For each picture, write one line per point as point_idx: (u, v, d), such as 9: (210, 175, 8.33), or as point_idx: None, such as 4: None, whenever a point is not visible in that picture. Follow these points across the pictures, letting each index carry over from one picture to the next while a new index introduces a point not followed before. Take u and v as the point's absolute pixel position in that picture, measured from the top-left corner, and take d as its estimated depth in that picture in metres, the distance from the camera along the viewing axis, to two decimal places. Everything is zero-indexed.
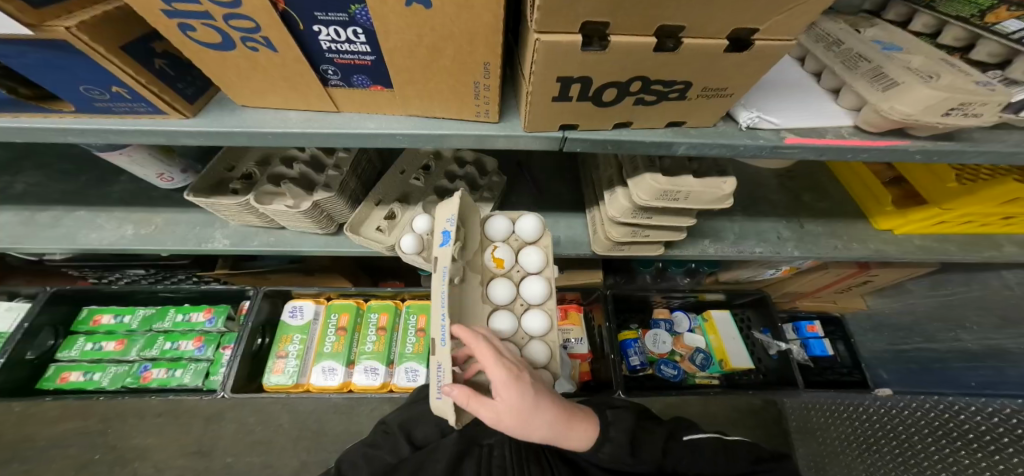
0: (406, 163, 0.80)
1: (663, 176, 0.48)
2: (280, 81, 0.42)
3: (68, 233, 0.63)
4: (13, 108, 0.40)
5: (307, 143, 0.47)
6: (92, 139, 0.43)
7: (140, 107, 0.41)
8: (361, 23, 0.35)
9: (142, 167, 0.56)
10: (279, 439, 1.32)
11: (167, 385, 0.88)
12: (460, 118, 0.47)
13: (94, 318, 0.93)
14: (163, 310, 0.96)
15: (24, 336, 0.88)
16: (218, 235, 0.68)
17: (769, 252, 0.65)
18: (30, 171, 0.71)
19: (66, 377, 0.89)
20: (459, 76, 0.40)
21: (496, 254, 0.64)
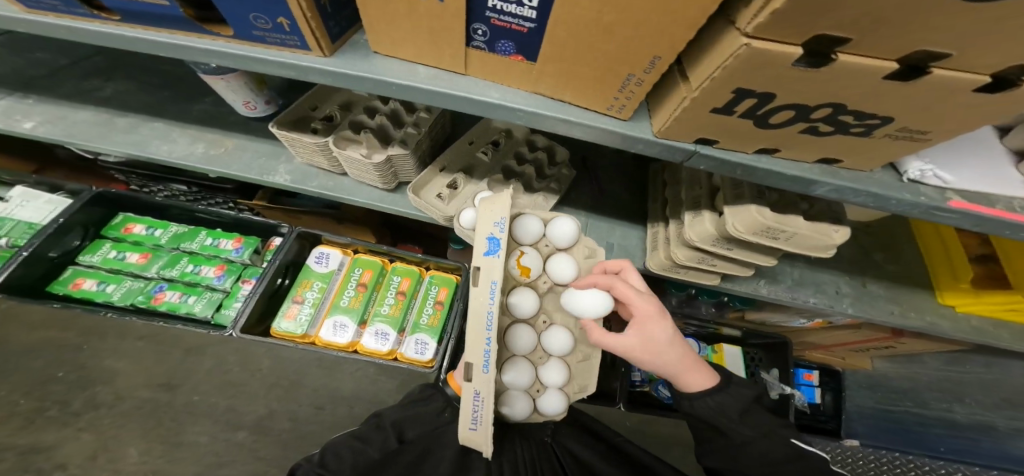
0: (476, 134, 0.78)
1: (768, 210, 0.48)
2: (426, 33, 0.38)
3: (142, 141, 0.66)
4: (184, 27, 0.39)
5: (424, 101, 0.43)
6: (228, 65, 0.41)
7: (290, 41, 0.39)
8: None
9: (229, 93, 0.60)
10: (254, 385, 1.29)
11: (177, 309, 0.90)
12: (584, 105, 0.40)
13: (127, 226, 0.96)
14: (195, 230, 0.98)
15: (54, 233, 0.90)
16: (281, 170, 0.67)
17: (823, 303, 0.73)
18: (120, 80, 0.74)
19: (78, 283, 0.90)
20: (613, 65, 0.33)
21: (523, 262, 0.63)
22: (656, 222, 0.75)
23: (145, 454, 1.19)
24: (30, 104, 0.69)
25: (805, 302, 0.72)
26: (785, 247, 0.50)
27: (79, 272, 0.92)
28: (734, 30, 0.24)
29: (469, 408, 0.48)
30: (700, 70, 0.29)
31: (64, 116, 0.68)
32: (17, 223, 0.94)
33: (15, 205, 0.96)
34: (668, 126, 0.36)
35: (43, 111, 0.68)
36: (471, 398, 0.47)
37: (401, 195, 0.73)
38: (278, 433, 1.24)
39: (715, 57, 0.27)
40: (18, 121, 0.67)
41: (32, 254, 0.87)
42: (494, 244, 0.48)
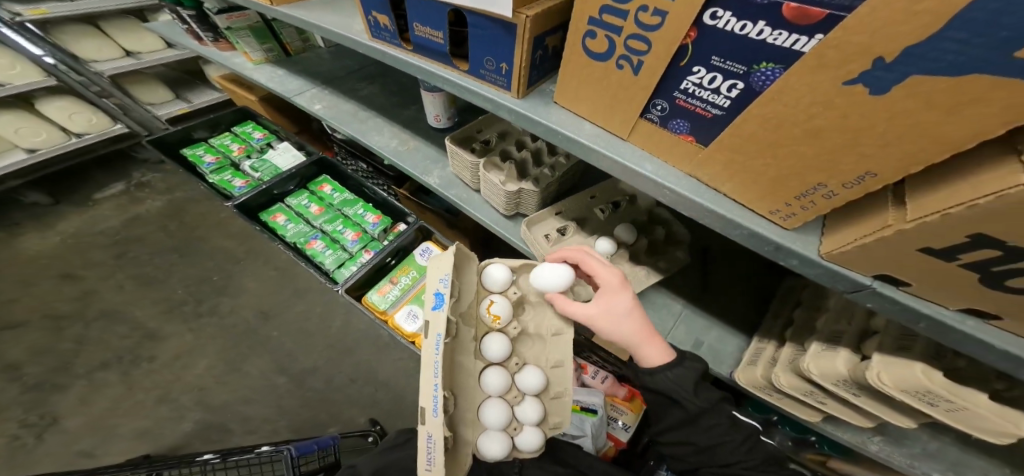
0: (599, 191, 0.87)
1: (939, 376, 0.42)
2: (607, 98, 0.42)
3: (366, 130, 1.04)
4: (438, 58, 0.55)
5: (581, 153, 0.46)
6: (450, 89, 0.56)
7: (499, 82, 0.50)
8: (749, 82, 0.30)
9: (429, 106, 0.95)
10: (320, 338, 1.39)
11: (317, 256, 1.20)
12: (746, 206, 0.40)
13: (322, 186, 1.38)
14: (356, 201, 1.34)
15: (284, 178, 1.33)
16: (435, 174, 0.92)
17: None
18: (374, 86, 1.20)
19: (277, 217, 1.29)
20: (804, 170, 0.32)
21: (493, 310, 0.70)
22: (765, 340, 0.70)
23: (207, 369, 1.31)
24: (325, 93, 1.17)
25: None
26: (941, 417, 0.43)
27: (281, 209, 1.31)
28: (1013, 166, 0.23)
29: (425, 454, 0.53)
30: (929, 201, 0.28)
31: (337, 103, 1.14)
32: (271, 165, 1.41)
33: (278, 153, 1.45)
34: (842, 251, 0.35)
35: (329, 100, 1.15)
36: (423, 440, 0.53)
37: (513, 223, 0.85)
38: (306, 390, 1.29)
39: (969, 188, 0.25)
40: (314, 103, 1.13)
41: (265, 188, 1.29)
42: (440, 300, 0.57)
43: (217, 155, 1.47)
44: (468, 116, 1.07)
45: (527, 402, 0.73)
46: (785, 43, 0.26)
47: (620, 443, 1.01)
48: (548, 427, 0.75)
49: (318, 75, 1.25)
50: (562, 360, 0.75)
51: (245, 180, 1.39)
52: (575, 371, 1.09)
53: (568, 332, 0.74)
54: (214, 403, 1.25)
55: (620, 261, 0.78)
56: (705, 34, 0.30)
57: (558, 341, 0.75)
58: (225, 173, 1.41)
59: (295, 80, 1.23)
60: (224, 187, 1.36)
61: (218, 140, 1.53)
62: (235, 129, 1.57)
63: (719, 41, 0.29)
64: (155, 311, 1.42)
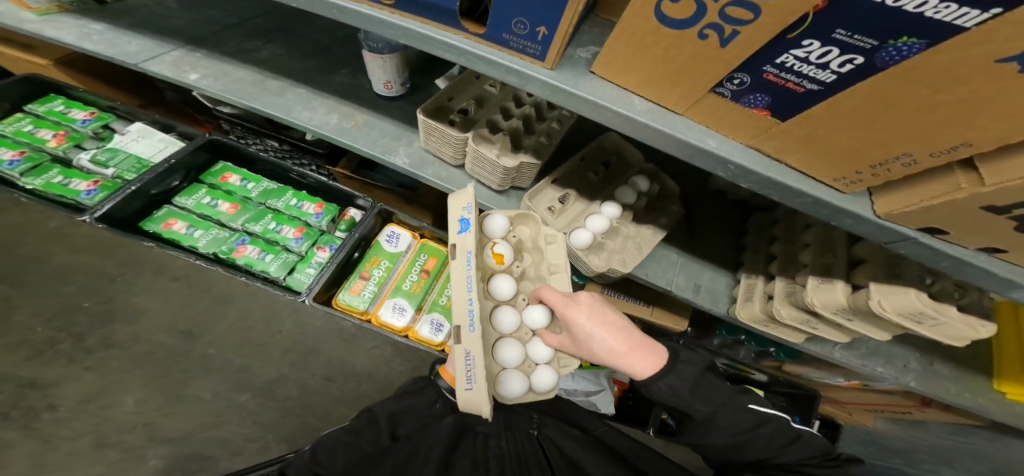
0: (590, 152, 0.83)
1: (927, 296, 0.50)
2: (670, 70, 0.39)
3: (287, 105, 0.84)
4: (437, 19, 0.44)
5: (636, 133, 0.45)
6: (459, 60, 0.47)
7: (532, 50, 0.43)
8: (871, 58, 0.28)
9: (376, 72, 0.80)
10: (272, 347, 1.20)
11: (254, 265, 1.02)
12: (806, 172, 0.42)
13: (225, 175, 1.14)
14: (283, 190, 1.14)
15: (160, 173, 1.07)
16: (401, 153, 0.79)
17: (888, 373, 0.79)
18: (273, 45, 0.96)
19: (169, 224, 1.04)
20: (893, 141, 0.32)
21: (495, 251, 0.69)
22: (753, 274, 0.76)
23: (142, 404, 1.12)
24: (199, 58, 0.90)
25: (873, 370, 0.79)
26: (925, 331, 0.53)
27: (172, 214, 1.06)
28: None
29: (462, 368, 0.50)
30: (1005, 169, 0.29)
31: (224, 72, 0.88)
32: (129, 156, 1.09)
33: (132, 139, 1.13)
34: (898, 212, 0.38)
35: (209, 66, 0.89)
36: (461, 357, 0.50)
37: (507, 199, 0.79)
38: (282, 399, 1.17)
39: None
40: (185, 71, 0.86)
41: (137, 189, 1.02)
42: (465, 224, 0.54)
43: (22, 148, 1.07)
44: (418, 78, 0.92)
45: (536, 340, 0.70)
46: (946, 16, 0.21)
47: (622, 384, 1.18)
48: (559, 366, 0.72)
49: (180, 33, 0.94)
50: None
51: (93, 179, 1.05)
52: None
53: (566, 270, 0.71)
54: (174, 435, 1.10)
55: (625, 224, 0.78)
56: (834, 6, 0.25)
57: (559, 279, 0.71)
58: (50, 173, 1.04)
59: (138, 40, 0.90)
60: (61, 193, 1.00)
61: (10, 126, 1.11)
62: (35, 109, 1.16)
63: (851, 16, 0.25)
64: (12, 359, 1.13)
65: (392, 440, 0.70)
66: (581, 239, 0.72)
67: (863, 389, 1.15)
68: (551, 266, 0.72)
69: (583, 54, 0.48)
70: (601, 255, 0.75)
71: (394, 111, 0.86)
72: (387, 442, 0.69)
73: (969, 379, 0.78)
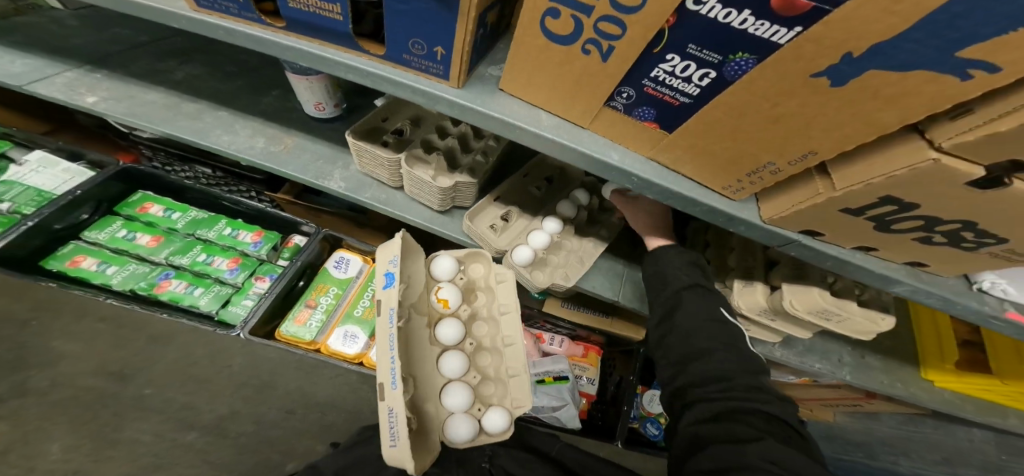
0: (533, 170, 0.83)
1: (829, 295, 0.53)
2: (568, 86, 0.43)
3: (206, 129, 0.81)
4: (341, 42, 0.46)
5: (548, 148, 0.48)
6: (366, 80, 0.48)
7: (435, 69, 0.45)
8: (721, 72, 0.31)
9: (305, 92, 0.77)
10: (221, 382, 1.09)
11: (180, 299, 0.97)
12: (701, 183, 0.44)
13: (144, 206, 1.08)
14: (214, 219, 1.09)
15: (64, 206, 1.00)
16: (336, 177, 0.78)
17: (825, 369, 0.84)
18: (188, 64, 0.93)
19: (77, 261, 0.98)
20: (758, 151, 0.35)
21: (439, 296, 0.69)
22: None
23: (70, 450, 1.01)
24: (99, 78, 0.86)
25: (811, 366, 0.84)
26: (833, 326, 0.56)
27: (81, 249, 1.00)
28: (923, 141, 0.27)
29: (386, 425, 0.48)
30: (851, 171, 0.32)
31: (129, 93, 0.85)
32: (26, 188, 1.02)
33: (31, 171, 1.05)
34: (777, 217, 0.40)
35: (110, 87, 0.85)
36: (385, 415, 0.48)
37: (451, 219, 0.78)
38: (236, 437, 1.08)
39: (881, 165, 0.29)
40: (80, 94, 0.82)
41: (36, 225, 0.95)
42: (390, 279, 0.54)
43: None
44: (353, 100, 0.91)
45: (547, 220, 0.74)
46: (765, 33, 0.25)
47: (590, 397, 1.20)
48: (512, 408, 0.68)
49: (79, 53, 0.90)
50: (513, 338, 0.70)
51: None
52: (534, 343, 1.19)
53: (515, 309, 0.70)
54: None
55: (568, 237, 0.79)
56: (686, 21, 0.29)
57: (508, 318, 0.71)
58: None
59: (24, 59, 0.85)
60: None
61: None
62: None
63: (698, 33, 0.29)
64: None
65: None
66: (521, 256, 0.73)
67: (814, 385, 1.21)
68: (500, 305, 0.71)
69: (495, 72, 0.51)
70: (544, 271, 0.75)
71: (331, 133, 0.85)
72: None
73: (898, 369, 0.83)
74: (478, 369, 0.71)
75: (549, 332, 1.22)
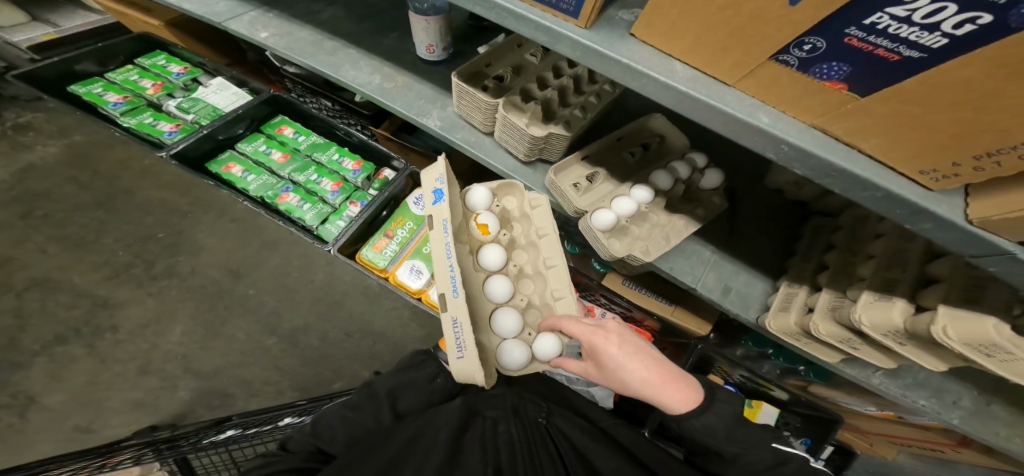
0: (628, 132, 0.76)
1: (1009, 330, 0.41)
2: (725, 32, 0.35)
3: (336, 64, 0.83)
4: None
5: (676, 104, 0.41)
6: (492, 13, 0.46)
7: (566, 5, 0.41)
8: (997, 19, 0.20)
9: (420, 35, 0.77)
10: (304, 296, 1.19)
11: (293, 212, 1.06)
12: (881, 160, 0.36)
13: (281, 127, 1.19)
14: (328, 145, 1.18)
15: (228, 120, 1.13)
16: (434, 116, 0.76)
17: (930, 408, 0.71)
18: (335, 7, 0.94)
19: (229, 167, 1.11)
20: (1004, 130, 0.25)
21: (479, 221, 0.68)
22: (796, 284, 0.68)
23: (186, 336, 1.13)
24: (272, 18, 0.90)
25: (913, 402, 0.71)
26: (993, 366, 0.45)
27: (233, 157, 1.13)
28: None
29: (451, 336, 0.48)
30: None
31: (291, 31, 0.88)
32: (207, 104, 1.18)
33: (212, 91, 1.20)
34: (1001, 217, 0.29)
35: (279, 25, 0.89)
36: (450, 325, 0.49)
37: (533, 171, 0.74)
38: (303, 349, 1.14)
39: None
40: (257, 30, 0.87)
41: (207, 133, 1.09)
42: (439, 194, 0.54)
43: (126, 94, 1.19)
44: (466, 46, 0.88)
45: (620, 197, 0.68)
46: None
47: None
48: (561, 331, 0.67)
49: None
50: (555, 260, 0.68)
51: (176, 123, 1.15)
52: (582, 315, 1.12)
53: (555, 231, 0.69)
54: (206, 369, 1.10)
55: (656, 210, 0.72)
56: None
57: (548, 241, 0.69)
58: (143, 115, 1.15)
59: (226, 1, 0.93)
60: (148, 132, 1.11)
61: (121, 75, 1.22)
62: (142, 62, 1.26)
63: None
64: (95, 277, 1.18)
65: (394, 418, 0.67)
66: (603, 219, 0.66)
67: (894, 420, 1.06)
68: (537, 230, 0.70)
69: (625, 17, 0.45)
70: (623, 240, 0.69)
71: (434, 75, 0.83)
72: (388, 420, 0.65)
73: None
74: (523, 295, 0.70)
75: (601, 307, 1.17)
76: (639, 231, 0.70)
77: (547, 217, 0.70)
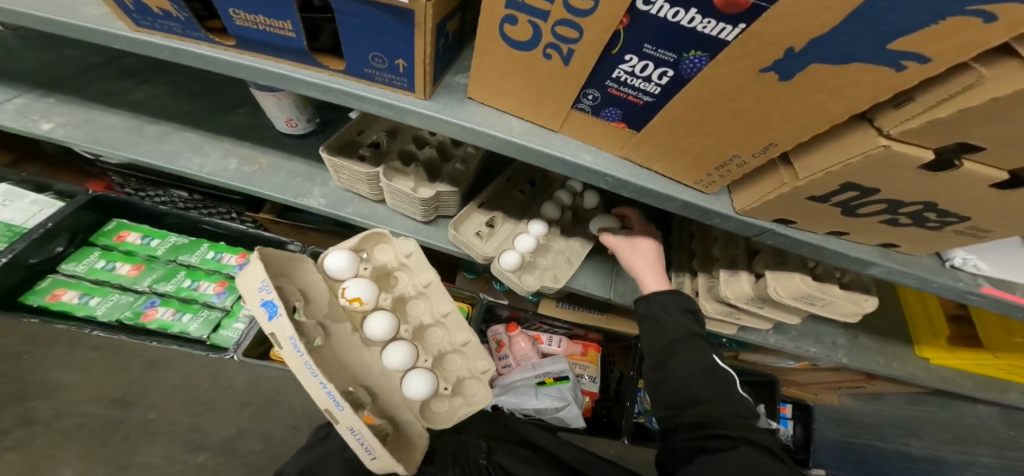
0: (515, 173, 0.84)
1: (811, 280, 0.53)
2: (535, 90, 0.43)
3: (174, 152, 0.81)
4: (309, 62, 0.47)
5: (517, 152, 0.48)
6: (328, 95, 0.49)
7: (399, 82, 0.46)
8: (677, 69, 0.32)
9: (274, 110, 0.77)
10: (226, 404, 1.01)
11: (172, 327, 1.00)
12: (672, 178, 0.45)
13: (121, 234, 1.09)
14: (196, 244, 1.12)
15: (38, 238, 0.98)
16: (316, 194, 0.79)
17: (821, 353, 0.84)
18: (150, 85, 0.92)
19: (58, 294, 0.99)
20: (721, 146, 0.37)
21: (350, 295, 0.58)
22: (680, 272, 0.79)
23: None
24: (52, 103, 0.85)
25: (806, 351, 0.84)
26: (818, 311, 0.56)
27: (60, 283, 1.00)
28: (874, 130, 0.28)
29: (357, 446, 0.45)
30: (811, 162, 0.33)
31: (88, 118, 0.85)
32: None
33: None
34: (750, 208, 0.41)
35: (65, 112, 0.84)
36: (348, 436, 0.44)
37: (436, 228, 0.79)
38: (245, 456, 0.95)
39: (836, 152, 0.30)
40: (36, 121, 0.82)
41: (12, 259, 0.93)
42: (271, 308, 0.42)
43: None
44: (330, 115, 0.92)
45: (520, 235, 0.75)
46: (713, 31, 0.26)
47: (592, 394, 1.20)
48: (478, 374, 0.66)
49: (26, 76, 0.89)
50: (448, 307, 0.67)
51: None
52: (532, 345, 1.18)
53: (438, 280, 0.66)
54: None
55: (554, 239, 0.80)
56: (642, 20, 0.29)
57: (435, 290, 0.66)
58: None
59: None
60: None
61: None
62: None
63: (650, 31, 0.30)
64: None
65: None
66: (509, 260, 0.72)
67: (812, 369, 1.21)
68: (421, 280, 0.66)
69: (461, 81, 0.52)
70: (533, 274, 0.75)
71: (303, 148, 0.86)
72: None
73: (893, 349, 0.84)
74: (428, 348, 0.68)
75: (546, 333, 1.22)
76: (545, 262, 0.77)
77: (427, 270, 0.66)
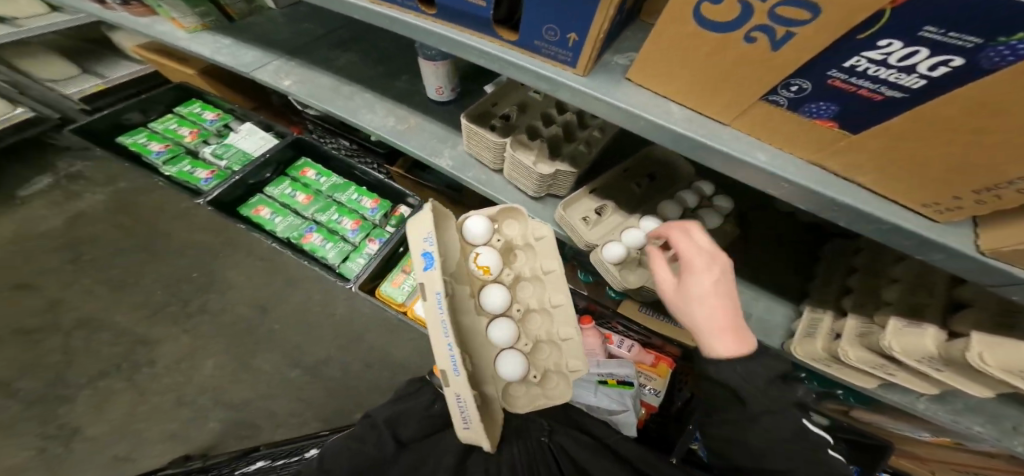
0: (633, 165, 0.79)
1: None
2: (716, 75, 0.36)
3: (353, 108, 0.90)
4: (484, 32, 0.47)
5: (673, 144, 0.43)
6: (493, 65, 0.49)
7: (563, 56, 0.44)
8: (969, 62, 0.22)
9: (429, 77, 0.83)
10: (325, 326, 1.23)
11: (317, 250, 1.13)
12: (881, 193, 0.36)
13: (304, 170, 1.28)
14: (347, 185, 1.27)
15: (258, 165, 1.22)
16: (446, 155, 0.81)
17: (990, 436, 0.65)
18: (350, 53, 1.02)
19: (259, 210, 1.19)
20: (998, 167, 0.26)
21: (480, 263, 0.62)
22: (820, 308, 0.67)
23: (217, 369, 1.17)
24: (294, 65, 0.98)
25: (969, 429, 0.66)
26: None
27: (263, 201, 1.21)
28: None
29: (456, 410, 0.47)
30: None
31: (312, 77, 0.96)
32: (238, 150, 1.28)
33: (242, 136, 1.31)
34: (1009, 249, 0.30)
35: (300, 73, 0.97)
36: (452, 402, 0.46)
37: (543, 206, 0.77)
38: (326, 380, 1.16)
39: None
40: (281, 78, 0.95)
41: (239, 178, 1.18)
42: (428, 259, 0.45)
43: (167, 142, 1.30)
44: (469, 84, 0.93)
45: (630, 229, 0.69)
46: None
47: (650, 407, 1.10)
48: (568, 372, 0.64)
49: (279, 43, 1.04)
50: (561, 299, 0.64)
51: (211, 170, 1.26)
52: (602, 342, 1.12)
53: (560, 269, 0.64)
54: (234, 401, 1.12)
55: None
56: None
57: (553, 277, 0.65)
58: (183, 163, 1.26)
59: (252, 51, 1.01)
60: (188, 180, 1.22)
61: (162, 124, 1.35)
62: (181, 110, 1.38)
63: (940, 8, 0.21)
64: (134, 317, 1.24)
65: (398, 447, 0.64)
66: (614, 252, 0.66)
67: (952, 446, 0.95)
68: (543, 266, 0.65)
69: (621, 61, 0.47)
70: (636, 271, 0.69)
71: (445, 115, 0.88)
72: (393, 448, 0.62)
73: None
74: (529, 336, 0.67)
75: (618, 334, 1.15)
76: (651, 261, 0.71)
77: (550, 254, 0.65)
